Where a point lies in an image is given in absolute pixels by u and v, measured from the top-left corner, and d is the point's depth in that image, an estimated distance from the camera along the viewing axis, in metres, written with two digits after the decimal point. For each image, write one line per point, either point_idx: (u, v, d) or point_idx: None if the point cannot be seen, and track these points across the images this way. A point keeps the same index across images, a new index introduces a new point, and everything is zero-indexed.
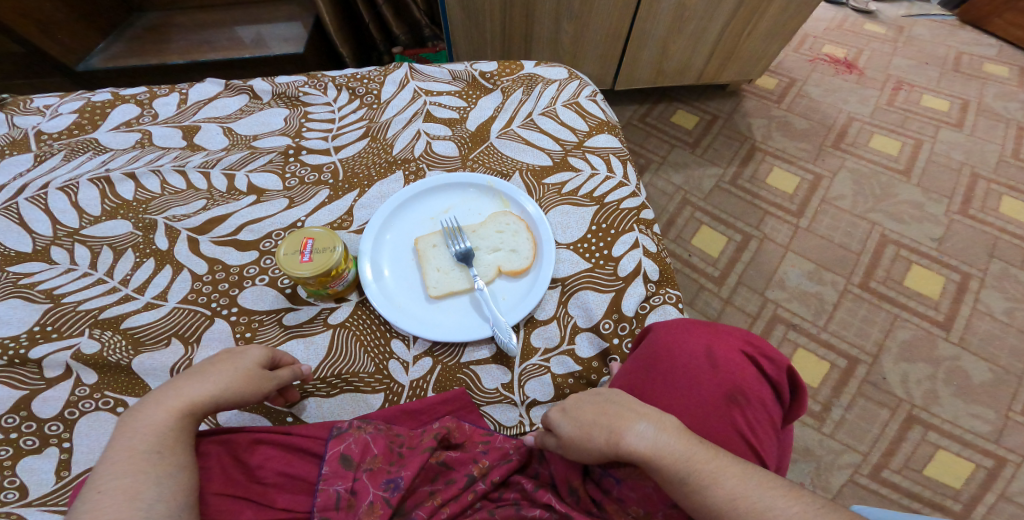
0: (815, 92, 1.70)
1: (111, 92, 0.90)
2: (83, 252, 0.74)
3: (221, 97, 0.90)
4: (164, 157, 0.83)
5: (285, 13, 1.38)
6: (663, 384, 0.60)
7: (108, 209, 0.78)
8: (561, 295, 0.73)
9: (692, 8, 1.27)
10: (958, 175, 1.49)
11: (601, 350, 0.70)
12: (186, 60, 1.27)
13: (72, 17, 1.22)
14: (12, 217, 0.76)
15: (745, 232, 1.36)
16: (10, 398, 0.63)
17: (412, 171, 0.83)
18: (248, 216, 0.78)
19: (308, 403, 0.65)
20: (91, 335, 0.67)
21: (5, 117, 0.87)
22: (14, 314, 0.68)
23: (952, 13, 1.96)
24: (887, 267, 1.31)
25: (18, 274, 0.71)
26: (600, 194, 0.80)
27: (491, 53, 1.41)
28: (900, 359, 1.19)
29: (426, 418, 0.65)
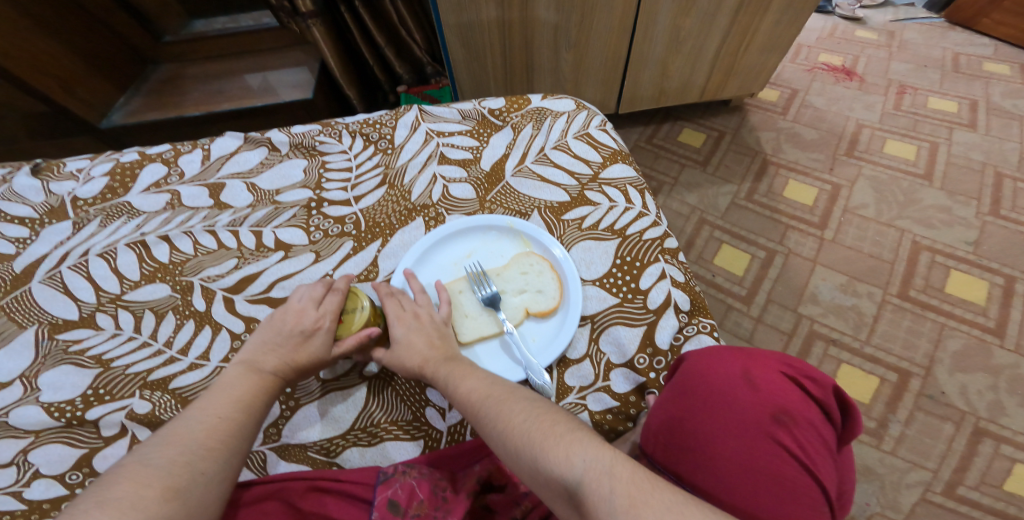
0: (818, 101, 1.68)
1: (138, 151, 0.88)
2: (127, 317, 0.74)
3: (242, 151, 0.89)
4: (195, 217, 0.82)
5: (292, 59, 1.39)
6: (701, 411, 0.54)
7: (147, 273, 0.77)
8: (592, 332, 0.70)
9: (687, 28, 1.27)
10: (982, 175, 1.44)
11: (637, 385, 0.66)
12: (200, 113, 1.27)
13: (90, 70, 1.21)
14: (56, 286, 0.75)
15: (769, 248, 1.31)
16: (71, 457, 0.65)
17: (432, 217, 0.81)
18: (277, 273, 0.77)
19: (349, 453, 0.66)
20: (142, 396, 0.68)
21: (38, 184, 0.84)
22: (66, 380, 0.69)
23: (938, 16, 1.96)
24: (925, 275, 1.24)
25: (66, 342, 0.72)
26: (621, 225, 0.77)
27: (495, 86, 1.42)
28: (956, 369, 1.11)
29: (467, 460, 0.64)
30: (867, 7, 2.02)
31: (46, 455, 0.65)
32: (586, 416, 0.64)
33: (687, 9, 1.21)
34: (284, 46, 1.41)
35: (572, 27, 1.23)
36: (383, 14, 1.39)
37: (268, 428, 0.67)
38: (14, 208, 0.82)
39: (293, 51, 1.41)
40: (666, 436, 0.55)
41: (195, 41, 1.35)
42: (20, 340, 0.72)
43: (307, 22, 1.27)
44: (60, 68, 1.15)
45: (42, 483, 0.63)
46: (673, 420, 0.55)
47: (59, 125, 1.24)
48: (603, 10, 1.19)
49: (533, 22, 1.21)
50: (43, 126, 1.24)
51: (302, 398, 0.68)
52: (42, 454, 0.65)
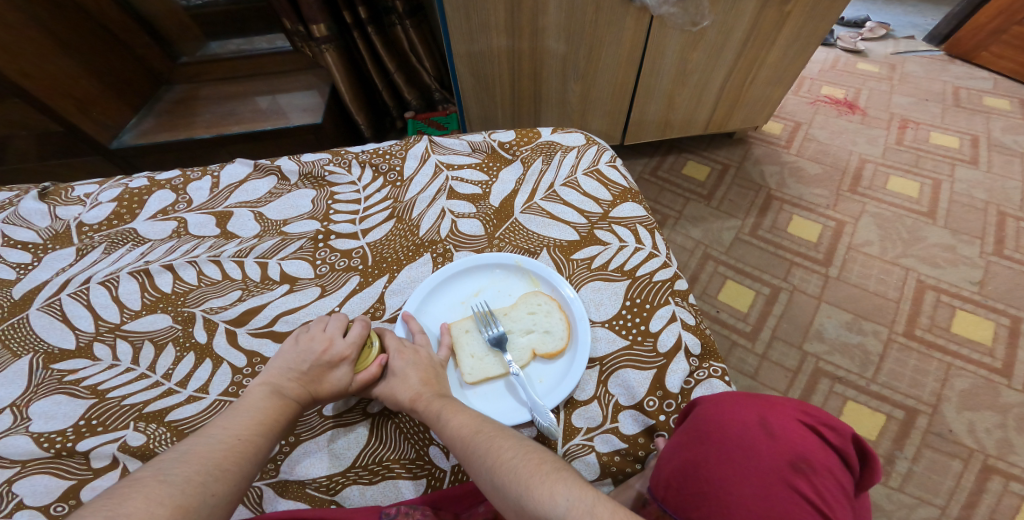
0: (821, 135, 1.69)
1: (148, 177, 0.90)
2: (124, 347, 0.72)
3: (250, 179, 0.90)
4: (200, 246, 0.81)
5: (303, 82, 1.41)
6: (717, 457, 0.52)
7: (148, 302, 0.76)
8: (600, 374, 0.68)
9: (693, 62, 1.29)
10: (984, 214, 1.44)
11: (646, 427, 0.64)
12: (211, 134, 1.28)
13: (106, 93, 1.23)
14: (55, 314, 0.74)
15: (773, 285, 1.31)
16: (58, 488, 0.61)
17: (440, 253, 0.80)
18: (282, 306, 0.75)
19: (349, 491, 0.61)
20: (136, 428, 0.65)
21: (48, 209, 0.86)
22: (59, 409, 0.66)
23: (939, 48, 1.99)
24: (930, 314, 1.24)
25: (62, 371, 0.70)
26: (631, 267, 0.77)
27: (502, 118, 1.43)
28: (963, 407, 1.10)
29: (472, 500, 0.62)
30: (868, 41, 2.06)
31: (31, 486, 0.61)
32: (593, 458, 0.62)
33: (694, 44, 1.23)
34: (296, 69, 1.44)
35: (581, 59, 1.24)
36: (395, 42, 1.42)
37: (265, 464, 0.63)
38: (20, 233, 0.83)
39: (305, 75, 1.43)
40: (681, 482, 0.53)
41: (210, 63, 1.38)
42: (13, 369, 0.70)
43: (320, 46, 1.29)
44: (79, 89, 1.16)
45: (25, 514, 0.59)
46: (689, 466, 0.53)
47: (72, 145, 1.24)
48: (611, 43, 1.21)
49: (542, 52, 1.22)
50: (56, 145, 1.24)
51: (303, 434, 0.65)
52: (27, 485, 0.61)
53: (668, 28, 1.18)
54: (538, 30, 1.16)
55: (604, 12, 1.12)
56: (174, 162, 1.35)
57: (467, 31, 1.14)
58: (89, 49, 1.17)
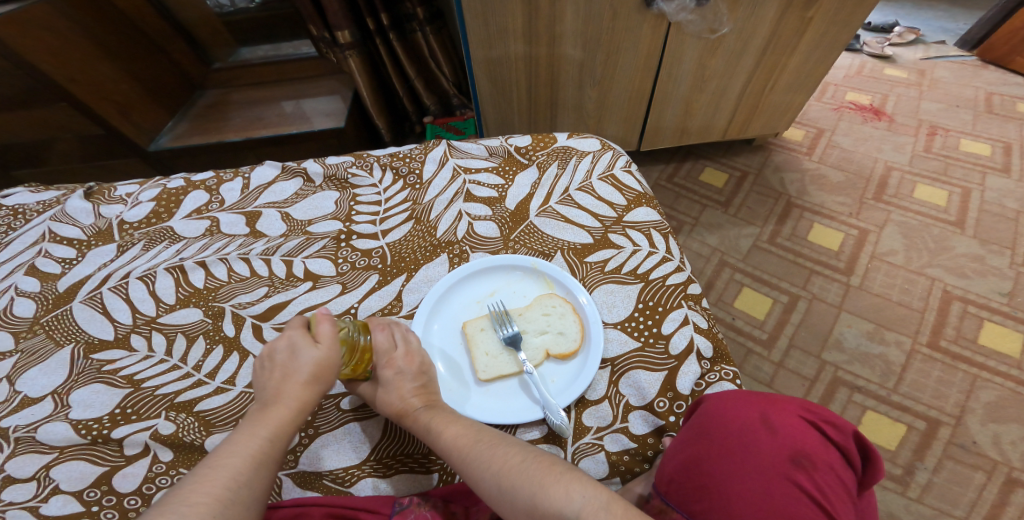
0: (845, 142, 1.67)
1: (184, 179, 0.94)
2: (159, 339, 0.75)
3: (278, 181, 0.94)
4: (231, 244, 0.85)
5: (327, 88, 1.46)
6: (719, 452, 0.53)
7: (181, 297, 0.79)
8: (612, 374, 0.69)
9: (712, 67, 1.29)
10: (1016, 224, 1.40)
11: (656, 428, 0.65)
12: (240, 137, 1.33)
13: (145, 98, 1.29)
14: (96, 306, 0.79)
15: (792, 293, 1.29)
16: (92, 474, 0.64)
17: (456, 254, 0.82)
18: (305, 302, 0.78)
19: (365, 483, 0.63)
20: (167, 417, 0.68)
21: (91, 207, 0.91)
22: (97, 398, 0.70)
23: (971, 54, 1.94)
24: (956, 325, 1.21)
25: (101, 361, 0.74)
26: (644, 270, 0.77)
27: (519, 123, 1.45)
28: (988, 420, 1.07)
29: (480, 495, 0.64)
30: (896, 46, 2.02)
31: (68, 472, 0.64)
32: (602, 457, 0.63)
33: (712, 50, 1.23)
34: (321, 75, 1.48)
35: (598, 64, 1.25)
36: (416, 48, 1.46)
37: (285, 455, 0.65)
38: (66, 229, 0.88)
39: (327, 79, 1.48)
40: (684, 478, 0.53)
41: (241, 68, 1.44)
42: (56, 358, 0.74)
43: (345, 53, 1.33)
44: (120, 94, 1.22)
45: (60, 499, 0.62)
46: (691, 460, 0.54)
47: (112, 147, 1.31)
48: (628, 49, 1.21)
49: (560, 59, 1.24)
50: (96, 148, 1.31)
51: (322, 427, 0.67)
52: (63, 470, 0.65)
53: (686, 35, 1.19)
54: (556, 36, 1.18)
55: (622, 19, 1.14)
56: (205, 163, 1.40)
57: (486, 38, 1.17)
58: (132, 56, 1.24)
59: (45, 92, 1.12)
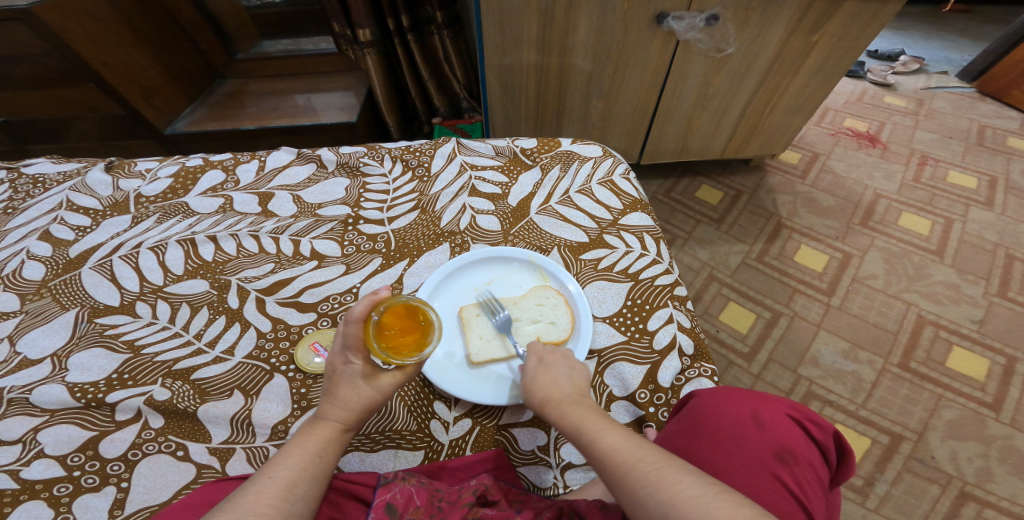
0: (838, 167, 1.74)
1: (203, 158, 0.95)
2: (164, 307, 0.74)
3: (292, 165, 0.95)
4: (242, 221, 0.85)
5: (342, 83, 1.51)
6: (709, 445, 0.57)
7: (190, 267, 0.78)
8: (598, 365, 0.72)
9: (716, 86, 1.35)
10: (993, 256, 1.47)
11: (636, 418, 0.68)
12: (255, 126, 1.37)
13: (168, 83, 1.34)
14: (104, 272, 0.77)
15: (775, 310, 1.36)
16: (80, 438, 0.61)
17: (457, 244, 0.83)
18: (309, 280, 0.77)
19: (350, 457, 0.63)
20: (163, 384, 0.66)
21: (111, 180, 0.91)
22: (96, 362, 0.67)
23: (970, 85, 2.02)
24: (926, 348, 1.28)
25: (104, 325, 0.72)
26: (634, 270, 0.81)
27: (525, 128, 1.50)
28: (947, 436, 1.14)
29: (464, 475, 0.61)
30: (898, 74, 2.09)
31: (55, 435, 0.62)
32: None
33: (717, 69, 1.29)
34: (337, 70, 1.53)
35: (606, 76, 1.30)
36: (431, 49, 1.50)
37: (275, 426, 0.63)
38: (84, 200, 0.88)
39: (344, 75, 1.53)
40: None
41: (261, 60, 1.50)
42: (59, 320, 0.72)
43: (363, 50, 1.38)
44: (146, 79, 1.27)
45: (42, 463, 0.60)
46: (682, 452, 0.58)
47: (131, 128, 1.34)
48: (637, 64, 1.27)
49: (570, 69, 1.29)
50: (115, 129, 1.34)
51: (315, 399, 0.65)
52: (50, 434, 0.62)
53: (695, 52, 1.24)
54: (568, 48, 1.23)
55: (632, 33, 1.19)
56: (220, 149, 1.44)
57: (501, 44, 1.21)
58: (162, 44, 1.30)
59: (75, 72, 1.15)
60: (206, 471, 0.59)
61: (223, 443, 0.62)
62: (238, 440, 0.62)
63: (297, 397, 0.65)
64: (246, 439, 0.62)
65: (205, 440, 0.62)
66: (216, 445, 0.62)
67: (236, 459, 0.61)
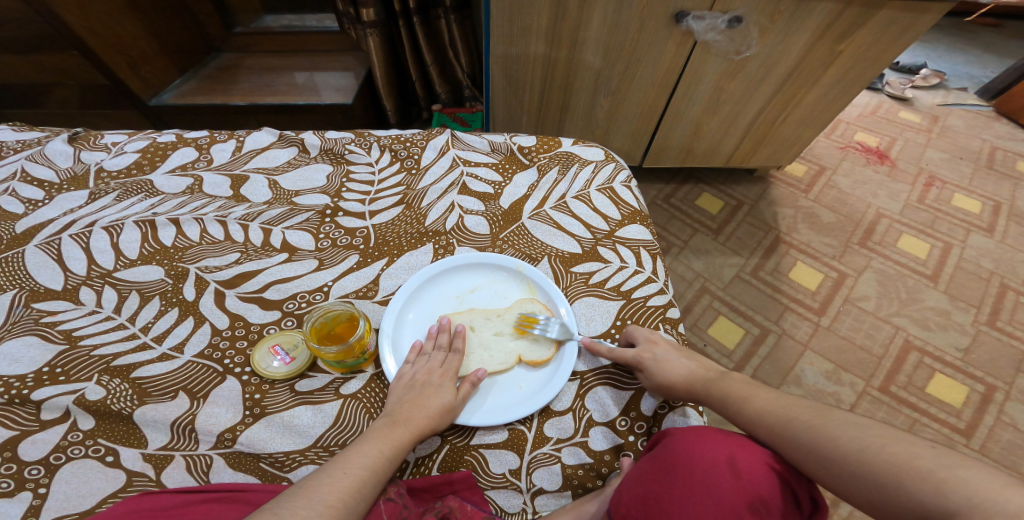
0: (843, 183, 1.71)
1: (175, 134, 0.91)
2: (111, 295, 0.71)
3: (273, 147, 0.91)
4: (209, 205, 0.82)
5: (341, 63, 1.46)
6: (681, 490, 0.54)
7: (145, 253, 0.75)
8: (579, 388, 0.69)
9: (729, 91, 1.30)
10: (987, 284, 1.45)
11: (614, 446, 0.65)
12: (246, 102, 1.32)
13: (158, 52, 1.28)
14: (50, 253, 0.74)
15: (764, 326, 1.35)
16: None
17: (442, 245, 0.80)
18: (277, 274, 0.75)
19: (302, 469, 0.60)
20: (99, 381, 0.63)
21: (72, 151, 0.87)
22: (26, 353, 0.65)
23: (988, 105, 1.97)
24: (909, 373, 1.28)
25: (42, 312, 0.69)
26: (627, 288, 0.77)
27: (527, 121, 1.45)
28: None
29: (430, 495, 0.61)
30: (916, 89, 2.04)
31: None
32: (558, 469, 0.63)
33: (734, 73, 1.24)
34: (337, 49, 1.49)
35: (615, 75, 1.26)
36: (438, 35, 1.45)
37: (220, 434, 0.61)
38: (40, 170, 0.84)
39: (345, 55, 1.49)
40: (639, 510, 0.55)
41: (261, 36, 1.45)
42: None
43: (366, 30, 1.32)
44: (134, 49, 1.22)
45: None
46: (650, 496, 0.55)
47: (114, 98, 1.30)
48: (649, 62, 1.22)
49: (579, 64, 1.24)
50: (97, 96, 1.29)
51: (270, 406, 0.63)
52: None
53: (711, 55, 1.19)
54: (578, 42, 1.17)
55: (648, 32, 1.14)
56: (207, 124, 1.39)
57: (509, 34, 1.16)
58: (156, 14, 1.24)
59: (58, 39, 1.11)
60: (137, 479, 0.58)
61: (160, 449, 0.60)
62: (177, 447, 0.60)
63: (251, 402, 0.63)
64: (186, 445, 0.60)
65: (140, 445, 0.60)
66: (152, 450, 0.60)
67: (174, 467, 0.59)
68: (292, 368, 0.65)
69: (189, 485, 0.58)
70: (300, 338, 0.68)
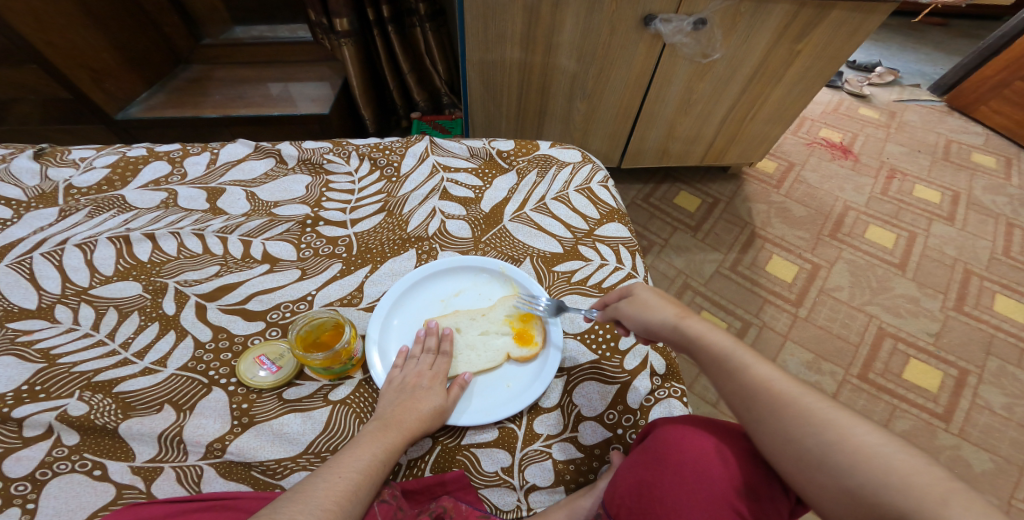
0: (812, 178, 1.77)
1: (147, 148, 0.89)
2: (88, 312, 0.69)
3: (249, 159, 0.90)
4: (186, 218, 0.81)
5: (316, 74, 1.46)
6: (673, 478, 0.55)
7: (121, 269, 0.74)
8: (567, 384, 0.70)
9: (699, 92, 1.34)
10: (952, 270, 1.52)
11: (603, 439, 0.66)
12: (218, 114, 1.30)
13: (123, 65, 1.26)
14: (22, 271, 0.72)
15: (745, 319, 1.38)
16: None
17: (425, 250, 0.81)
18: (259, 285, 0.74)
19: (293, 476, 0.59)
20: (80, 397, 0.62)
21: (40, 168, 0.85)
22: (3, 372, 0.63)
23: (941, 99, 2.08)
24: (885, 360, 1.32)
25: (16, 331, 0.67)
26: (608, 284, 0.78)
27: (505, 128, 1.47)
28: None
29: (424, 497, 0.61)
30: (874, 86, 2.14)
31: None
32: (548, 464, 0.63)
33: (702, 74, 1.28)
34: (312, 60, 1.49)
35: (589, 78, 1.28)
36: (412, 43, 1.46)
37: (210, 444, 0.60)
38: (6, 189, 0.82)
39: (319, 66, 1.49)
40: (634, 499, 0.55)
41: (231, 47, 1.44)
42: None
43: (340, 40, 1.32)
44: (97, 61, 1.20)
45: None
46: (643, 485, 0.56)
47: (79, 112, 1.27)
48: (620, 67, 1.25)
49: (553, 68, 1.26)
50: (62, 111, 1.26)
51: (258, 415, 0.62)
52: None
53: (680, 56, 1.23)
54: (552, 46, 1.20)
55: (618, 35, 1.17)
56: (178, 137, 1.37)
57: (482, 40, 1.18)
58: (118, 25, 1.23)
59: (18, 53, 1.08)
60: (127, 492, 0.56)
61: (149, 462, 0.59)
62: (166, 459, 0.59)
63: (239, 412, 0.62)
64: (176, 457, 0.59)
65: (128, 459, 0.59)
66: (140, 463, 0.59)
67: (164, 478, 0.58)
68: (278, 377, 0.64)
69: (180, 496, 0.57)
70: (285, 347, 0.67)
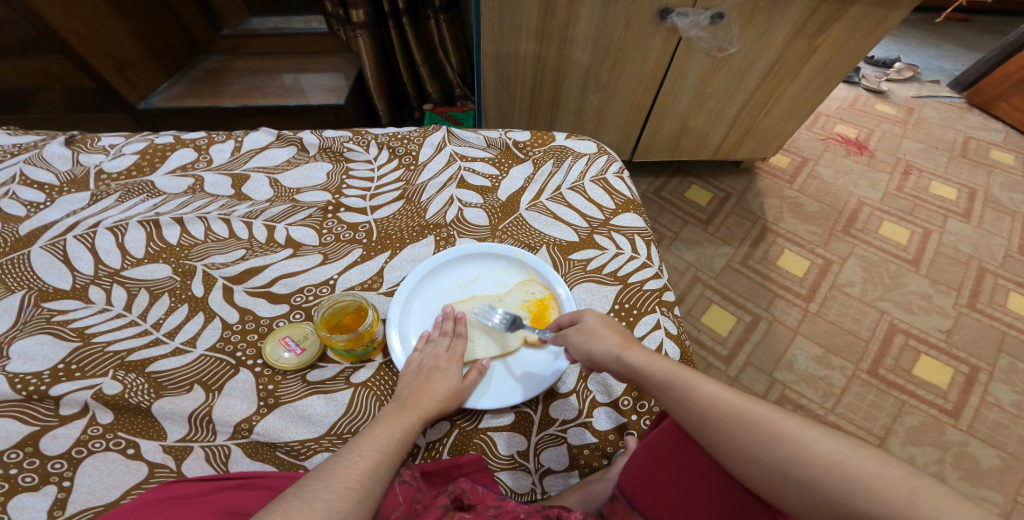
0: (826, 173, 1.76)
1: (174, 135, 0.91)
2: (120, 293, 0.72)
3: (272, 147, 0.92)
4: (212, 204, 0.83)
5: (332, 65, 1.47)
6: (689, 459, 0.56)
7: (151, 252, 0.76)
8: (582, 370, 0.71)
9: (714, 86, 1.34)
10: (966, 267, 1.50)
11: (618, 425, 0.67)
12: (237, 104, 1.32)
13: (145, 55, 1.29)
14: (56, 253, 0.74)
15: (755, 313, 1.39)
16: (19, 434, 0.60)
17: (443, 237, 0.82)
18: (282, 269, 0.76)
19: (316, 457, 0.61)
20: (114, 376, 0.64)
21: (71, 154, 0.88)
22: (40, 351, 0.65)
23: (960, 95, 2.05)
24: (895, 356, 1.32)
25: (52, 311, 0.69)
26: (623, 273, 0.79)
27: (518, 120, 1.48)
28: (908, 442, 1.18)
29: (442, 479, 0.62)
30: (892, 81, 2.11)
31: None
32: (563, 449, 0.65)
33: (718, 68, 1.28)
34: (328, 52, 1.51)
35: (604, 71, 1.28)
36: (427, 34, 1.47)
37: (238, 424, 0.62)
38: (39, 174, 0.84)
39: (335, 57, 1.50)
40: (650, 479, 0.57)
41: (249, 38, 1.45)
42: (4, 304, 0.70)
43: (356, 31, 1.34)
44: (121, 52, 1.22)
45: None
46: (660, 465, 0.57)
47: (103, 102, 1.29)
48: (635, 60, 1.25)
49: (567, 61, 1.27)
50: (86, 100, 1.29)
51: (283, 397, 0.64)
52: None
53: (696, 50, 1.22)
54: (567, 39, 1.20)
55: (634, 29, 1.17)
56: (198, 127, 1.39)
57: (498, 32, 1.19)
58: (141, 17, 1.25)
59: (45, 43, 1.10)
60: (159, 470, 0.59)
61: (179, 441, 0.61)
62: (196, 438, 0.61)
63: (264, 393, 0.64)
64: (205, 437, 0.61)
65: (159, 437, 0.61)
66: (171, 442, 0.61)
67: (193, 458, 0.60)
68: (302, 359, 0.67)
69: (209, 474, 0.59)
70: (309, 329, 0.69)
